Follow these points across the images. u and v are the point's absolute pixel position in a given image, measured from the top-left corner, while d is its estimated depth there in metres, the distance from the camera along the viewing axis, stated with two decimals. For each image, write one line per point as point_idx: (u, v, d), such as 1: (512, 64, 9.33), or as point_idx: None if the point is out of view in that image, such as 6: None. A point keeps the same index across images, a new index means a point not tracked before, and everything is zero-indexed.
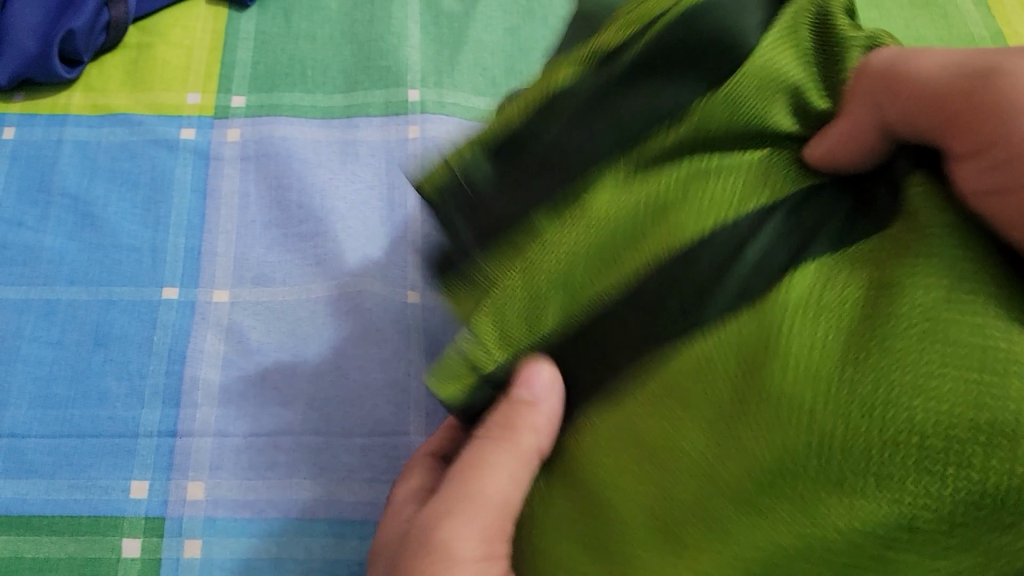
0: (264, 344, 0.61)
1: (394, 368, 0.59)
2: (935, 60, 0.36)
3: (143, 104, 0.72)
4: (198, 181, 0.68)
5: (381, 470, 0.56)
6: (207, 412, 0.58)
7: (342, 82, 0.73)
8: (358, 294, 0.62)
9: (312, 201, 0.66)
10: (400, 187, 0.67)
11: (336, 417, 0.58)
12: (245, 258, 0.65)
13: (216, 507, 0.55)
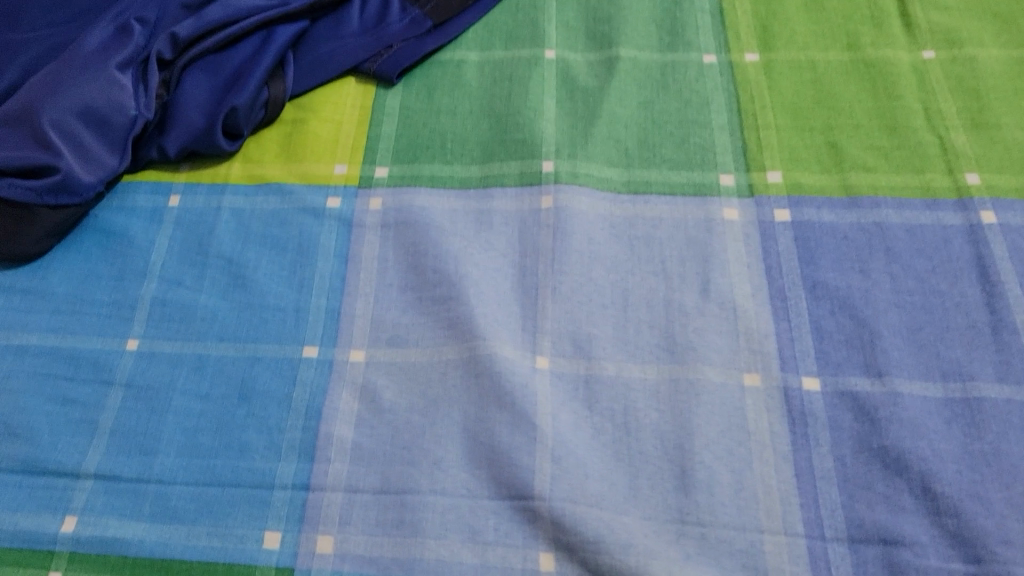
0: (396, 404, 0.62)
1: (520, 430, 0.58)
2: None
3: (295, 175, 0.77)
4: (342, 247, 0.71)
5: (506, 533, 0.55)
6: (339, 467, 0.60)
7: (480, 154, 0.75)
8: (489, 356, 0.61)
9: (446, 265, 0.68)
10: (532, 253, 0.68)
11: (462, 478, 0.58)
12: (382, 320, 0.67)
13: (344, 561, 0.56)
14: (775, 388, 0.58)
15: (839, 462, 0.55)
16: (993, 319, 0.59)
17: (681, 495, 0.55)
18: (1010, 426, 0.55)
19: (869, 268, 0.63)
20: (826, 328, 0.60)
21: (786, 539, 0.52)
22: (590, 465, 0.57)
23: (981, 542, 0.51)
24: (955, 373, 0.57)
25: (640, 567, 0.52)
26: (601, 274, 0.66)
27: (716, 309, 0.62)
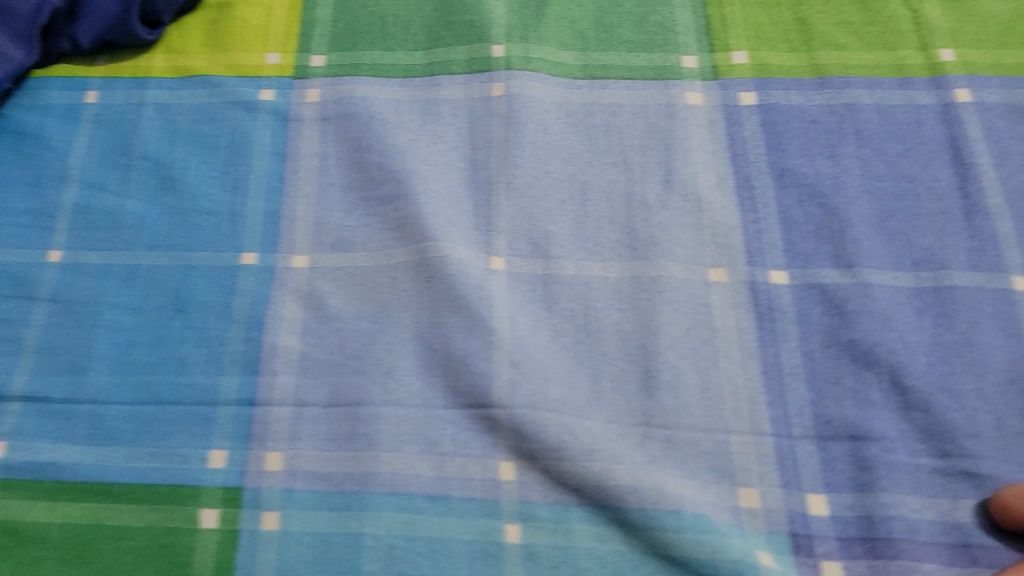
0: (344, 311, 0.58)
1: (476, 336, 0.55)
2: None
3: (223, 65, 0.70)
4: (278, 144, 0.66)
5: (463, 443, 0.53)
6: (286, 380, 0.56)
7: (424, 39, 0.69)
8: (441, 258, 0.58)
9: (392, 161, 0.63)
10: (483, 146, 0.63)
11: (416, 387, 0.55)
12: (324, 222, 0.62)
13: (295, 478, 0.53)
14: (741, 283, 0.56)
15: (808, 358, 0.53)
16: (967, 203, 0.56)
17: (645, 397, 0.53)
18: (982, 315, 0.53)
19: (839, 153, 0.60)
20: (794, 218, 0.58)
21: (753, 439, 0.51)
22: (550, 370, 0.54)
23: (950, 437, 0.49)
24: (927, 262, 0.55)
25: (604, 474, 0.50)
26: (558, 167, 0.62)
27: (680, 201, 0.59)
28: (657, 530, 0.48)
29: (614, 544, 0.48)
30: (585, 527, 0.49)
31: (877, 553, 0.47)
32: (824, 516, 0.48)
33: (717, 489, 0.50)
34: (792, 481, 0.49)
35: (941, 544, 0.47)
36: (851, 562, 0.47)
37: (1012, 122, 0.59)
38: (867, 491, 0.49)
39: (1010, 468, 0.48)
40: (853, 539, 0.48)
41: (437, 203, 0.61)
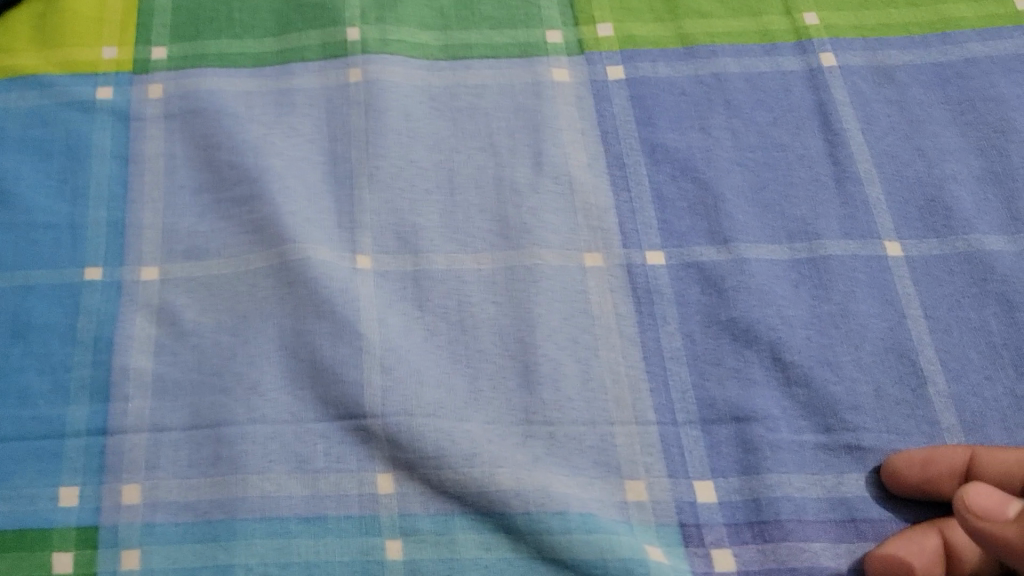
0: (201, 325, 0.54)
1: (344, 342, 0.52)
2: None
3: (53, 63, 0.64)
4: (120, 146, 0.60)
5: (337, 458, 0.49)
6: (140, 405, 0.52)
7: (274, 25, 0.65)
8: (302, 261, 0.54)
9: (245, 159, 0.59)
10: (343, 137, 0.59)
11: (283, 401, 0.51)
12: (174, 228, 0.57)
13: (155, 510, 0.49)
14: (618, 267, 0.54)
15: (688, 339, 0.51)
16: (837, 170, 0.56)
17: (525, 393, 0.50)
18: (857, 283, 0.52)
19: (709, 125, 0.58)
20: (667, 195, 0.56)
21: (638, 428, 0.49)
22: (425, 372, 0.51)
23: (831, 411, 0.49)
24: (802, 233, 0.54)
25: (487, 478, 0.47)
26: (423, 155, 0.58)
27: (551, 184, 0.57)
28: (544, 533, 0.46)
29: (500, 551, 0.46)
30: (469, 536, 0.47)
31: (767, 536, 0.46)
32: (712, 502, 0.47)
33: (603, 483, 0.48)
34: (678, 469, 0.48)
35: (828, 521, 0.47)
36: (741, 547, 0.46)
37: (877, 84, 0.59)
38: (754, 473, 0.48)
39: (891, 437, 0.48)
40: (743, 523, 0.47)
41: (297, 202, 0.57)
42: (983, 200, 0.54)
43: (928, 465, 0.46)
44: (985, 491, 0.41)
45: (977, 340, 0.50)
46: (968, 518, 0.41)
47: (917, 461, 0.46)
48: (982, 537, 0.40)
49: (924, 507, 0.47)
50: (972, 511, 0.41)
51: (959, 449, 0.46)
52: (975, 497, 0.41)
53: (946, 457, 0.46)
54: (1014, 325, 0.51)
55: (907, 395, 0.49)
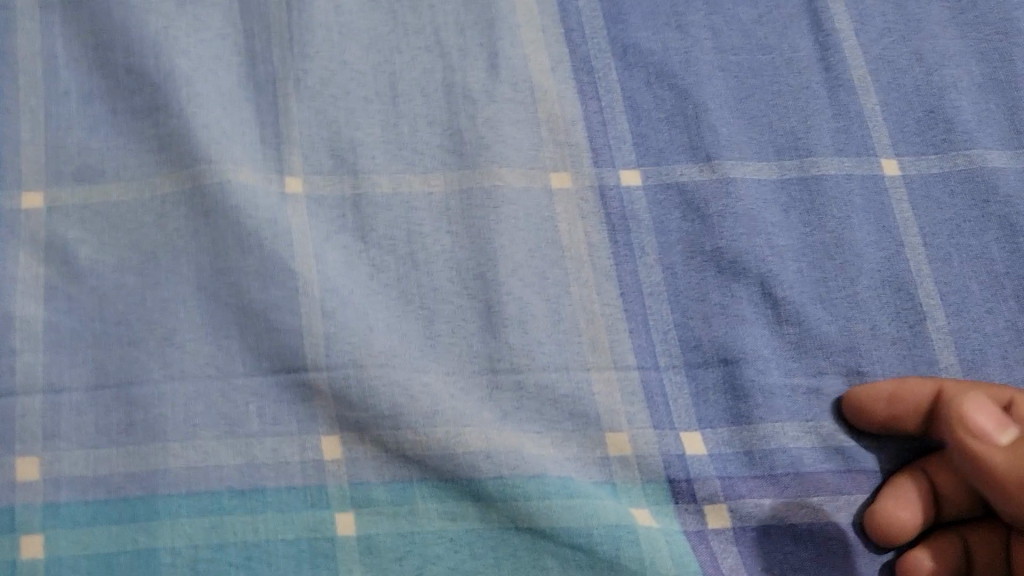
0: (99, 264, 0.45)
1: (276, 282, 0.44)
2: None
3: None
4: None
5: (273, 419, 0.43)
6: (30, 361, 0.43)
7: None
8: (219, 187, 0.46)
9: (142, 60, 0.49)
10: (260, 33, 0.50)
11: (206, 354, 0.43)
12: (59, 145, 0.47)
13: (58, 488, 0.41)
14: (590, 190, 0.47)
15: (669, 272, 0.46)
16: (829, 77, 0.50)
17: (489, 338, 0.44)
18: (852, 208, 0.47)
19: (687, 23, 0.51)
20: (642, 106, 0.49)
21: (618, 375, 0.44)
22: (372, 316, 0.44)
23: (825, 351, 0.44)
24: (791, 150, 0.48)
25: (449, 439, 0.42)
26: (358, 56, 0.50)
27: (510, 91, 0.49)
28: (518, 500, 0.41)
29: (468, 522, 0.41)
30: (432, 505, 0.41)
31: (760, 491, 0.42)
32: (702, 454, 0.43)
33: (581, 439, 0.43)
34: (663, 419, 0.43)
35: (824, 473, 0.43)
36: (734, 504, 0.42)
37: None
38: (744, 423, 0.43)
39: (888, 380, 0.44)
40: (735, 478, 0.42)
41: (209, 112, 0.48)
42: (985, 111, 0.49)
43: (896, 401, 0.42)
44: (985, 408, 0.38)
45: (979, 270, 0.46)
46: (959, 434, 0.37)
47: (882, 398, 0.42)
48: (967, 457, 0.37)
49: (899, 449, 0.43)
50: (966, 427, 0.37)
51: (929, 383, 0.42)
52: (975, 414, 0.37)
53: (913, 393, 0.42)
54: (1017, 252, 0.46)
55: (906, 332, 0.45)
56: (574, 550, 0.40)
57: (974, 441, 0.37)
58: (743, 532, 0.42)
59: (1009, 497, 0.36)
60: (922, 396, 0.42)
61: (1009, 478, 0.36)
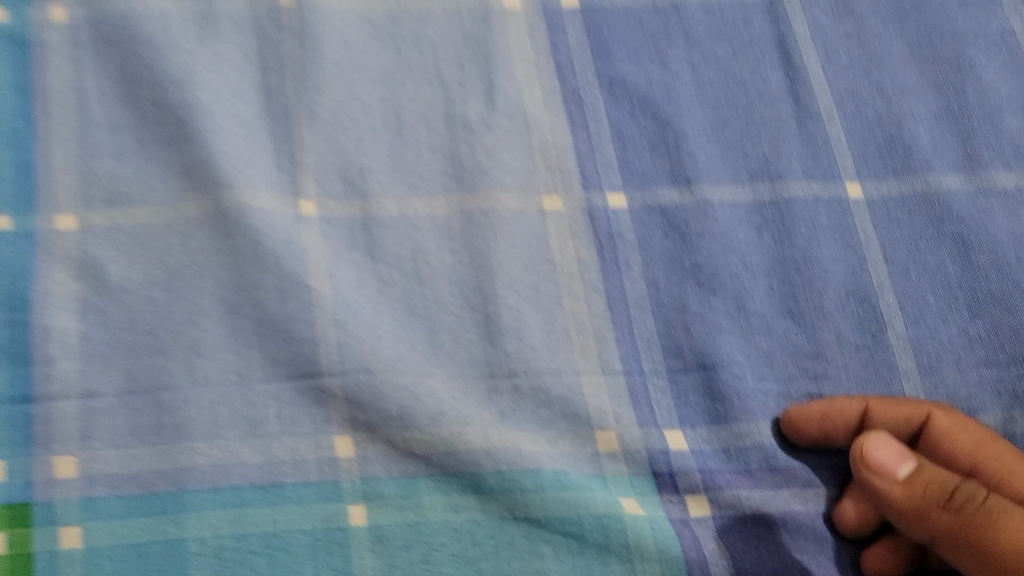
0: (129, 279, 0.49)
1: (292, 296, 0.48)
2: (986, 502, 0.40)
3: None
4: (20, 75, 0.53)
5: (291, 421, 0.46)
6: (67, 369, 0.47)
7: None
8: (240, 209, 0.50)
9: (169, 94, 0.53)
10: (276, 69, 0.54)
11: (228, 362, 0.47)
12: (91, 171, 0.51)
13: (94, 484, 0.45)
14: (580, 211, 0.52)
15: (652, 286, 0.50)
16: (798, 107, 0.54)
17: (488, 347, 0.48)
18: (819, 227, 0.51)
19: (668, 58, 0.56)
20: (627, 135, 0.54)
21: (605, 380, 0.48)
22: (381, 327, 0.48)
23: (795, 358, 0.49)
24: (764, 174, 0.53)
25: (453, 438, 0.46)
26: (366, 89, 0.54)
27: (505, 121, 0.53)
28: (515, 492, 0.45)
29: (469, 512, 0.45)
30: (436, 498, 0.45)
31: (736, 484, 0.46)
32: (683, 450, 0.47)
33: (572, 438, 0.47)
34: (647, 419, 0.47)
35: (795, 466, 0.47)
36: (712, 495, 0.46)
37: (836, 16, 0.57)
38: (722, 422, 0.47)
39: (853, 383, 0.48)
40: (713, 472, 0.46)
41: (229, 142, 0.52)
42: (940, 139, 0.54)
43: (825, 420, 0.46)
44: (883, 442, 0.42)
45: (934, 283, 0.50)
46: (860, 470, 0.42)
47: (815, 416, 0.46)
48: (870, 489, 0.42)
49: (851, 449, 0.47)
50: (866, 463, 0.42)
51: (854, 402, 0.46)
52: (875, 450, 0.42)
53: (843, 410, 0.46)
54: (970, 267, 0.51)
55: (869, 339, 0.49)
56: (567, 537, 0.44)
57: (873, 477, 0.42)
58: (722, 520, 0.45)
59: (908, 522, 0.41)
60: (848, 415, 0.46)
61: (906, 509, 0.41)
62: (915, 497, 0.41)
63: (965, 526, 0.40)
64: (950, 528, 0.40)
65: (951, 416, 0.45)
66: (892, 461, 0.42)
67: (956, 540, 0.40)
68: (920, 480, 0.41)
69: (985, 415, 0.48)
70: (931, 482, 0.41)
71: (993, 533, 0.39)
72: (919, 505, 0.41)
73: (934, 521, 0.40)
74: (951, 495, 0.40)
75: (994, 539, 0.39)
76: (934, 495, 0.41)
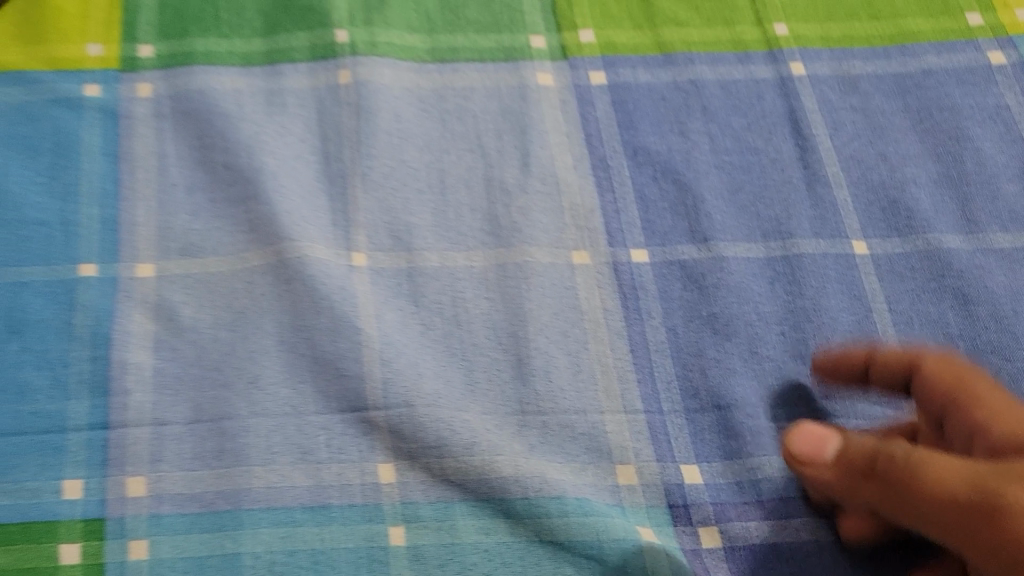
0: (199, 320, 0.55)
1: (343, 336, 0.54)
2: (891, 452, 0.40)
3: (40, 59, 0.62)
4: (110, 143, 0.60)
5: (339, 448, 0.51)
6: (141, 399, 0.52)
7: (262, 26, 0.65)
8: (299, 259, 0.56)
9: (239, 159, 0.60)
10: (334, 138, 0.61)
11: (284, 395, 0.52)
12: (169, 226, 0.58)
13: (161, 502, 0.50)
14: (605, 265, 0.56)
15: (672, 333, 0.54)
16: (807, 173, 0.59)
17: (519, 385, 0.53)
18: (827, 280, 0.56)
19: (688, 129, 0.61)
20: (649, 197, 0.59)
21: (627, 417, 0.52)
22: (422, 365, 0.53)
23: (805, 399, 0.52)
24: (776, 233, 0.57)
25: (485, 466, 0.50)
26: (414, 155, 0.60)
27: (539, 185, 0.59)
28: (542, 517, 0.49)
29: (499, 535, 0.49)
30: (470, 521, 0.49)
31: (748, 514, 0.49)
32: (699, 482, 0.50)
33: (595, 469, 0.51)
34: (665, 453, 0.51)
35: (807, 498, 0.50)
36: (725, 525, 0.49)
37: (843, 93, 0.62)
38: (735, 457, 0.51)
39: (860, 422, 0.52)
40: (727, 503, 0.50)
41: (291, 200, 0.58)
42: (941, 201, 0.58)
43: (836, 365, 0.50)
44: (806, 433, 0.45)
45: (936, 332, 0.54)
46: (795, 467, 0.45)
47: (831, 365, 0.50)
48: (813, 480, 0.44)
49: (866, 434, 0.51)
50: (797, 458, 0.45)
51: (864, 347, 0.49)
52: (800, 445, 0.44)
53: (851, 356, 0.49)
54: (970, 318, 0.54)
55: None
56: (589, 560, 0.48)
57: (804, 464, 0.44)
58: (736, 548, 0.49)
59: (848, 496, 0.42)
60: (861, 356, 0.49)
61: (838, 486, 0.43)
62: (839, 469, 0.42)
63: (882, 488, 0.39)
64: (869, 488, 0.40)
65: (943, 363, 0.45)
66: (813, 444, 0.44)
67: (878, 499, 0.40)
68: (838, 455, 0.42)
69: None
70: (847, 450, 0.42)
71: (902, 480, 0.38)
72: (843, 474, 0.42)
73: (866, 492, 0.41)
74: (859, 458, 0.41)
75: (903, 483, 0.38)
76: (851, 461, 0.41)
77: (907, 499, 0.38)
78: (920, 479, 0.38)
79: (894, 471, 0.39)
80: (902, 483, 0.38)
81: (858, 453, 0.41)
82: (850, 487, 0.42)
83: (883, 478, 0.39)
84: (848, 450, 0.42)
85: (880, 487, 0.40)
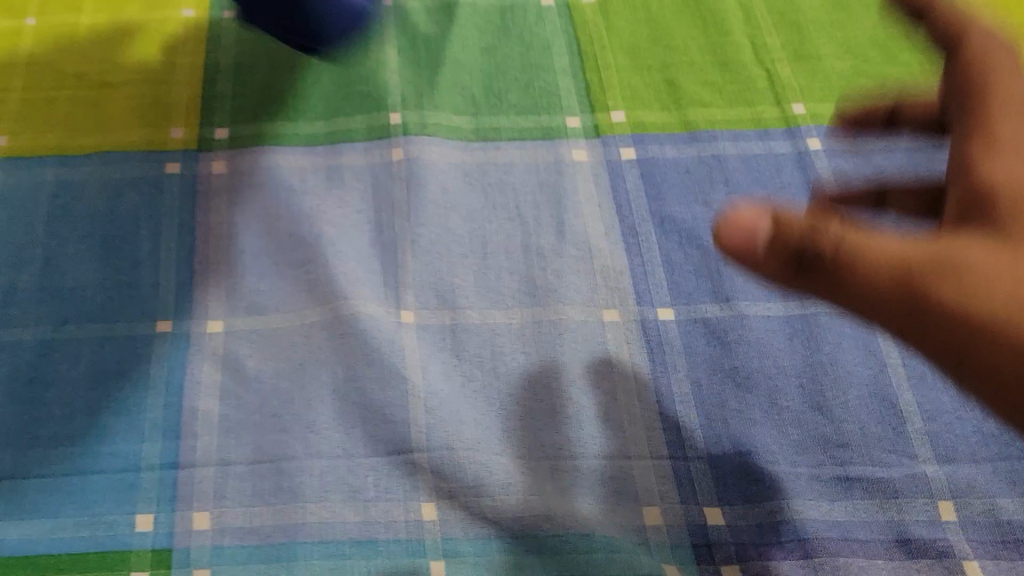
0: (262, 371, 0.60)
1: (392, 385, 0.59)
2: (844, 253, 0.35)
3: (128, 140, 0.70)
4: (187, 214, 0.67)
5: (386, 488, 0.55)
6: (208, 442, 0.58)
7: (324, 110, 0.72)
8: (354, 316, 0.61)
9: (301, 228, 0.66)
10: (387, 208, 0.67)
11: (337, 439, 0.57)
12: (237, 287, 0.64)
13: (223, 535, 0.54)
14: (634, 322, 0.61)
15: (696, 385, 0.58)
16: None
17: (552, 432, 0.57)
18: (843, 336, 0.59)
19: (711, 200, 0.66)
20: (675, 261, 0.63)
21: (653, 462, 0.56)
22: (463, 412, 0.58)
23: (823, 446, 0.55)
24: (794, 293, 0.61)
25: (520, 505, 0.54)
26: (459, 223, 0.66)
27: (573, 250, 0.64)
28: (571, 553, 0.52)
29: (532, 570, 0.52)
30: (505, 556, 0.53)
31: (768, 554, 0.52)
32: (720, 523, 0.53)
33: (623, 510, 0.54)
34: (688, 496, 0.54)
35: (826, 538, 0.53)
36: (746, 564, 0.52)
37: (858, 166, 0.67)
38: (756, 500, 0.54)
39: (875, 469, 0.55)
40: (747, 543, 0.53)
41: (347, 264, 0.64)
42: None
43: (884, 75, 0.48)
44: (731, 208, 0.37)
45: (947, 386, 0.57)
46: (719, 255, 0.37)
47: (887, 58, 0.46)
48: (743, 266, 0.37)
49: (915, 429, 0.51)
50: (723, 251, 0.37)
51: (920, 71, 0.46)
52: (721, 235, 0.36)
53: None
54: None
55: (889, 433, 0.56)
56: None
57: (732, 256, 0.36)
58: None
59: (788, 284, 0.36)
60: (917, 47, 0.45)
61: (776, 276, 0.36)
62: (784, 273, 0.36)
63: (829, 280, 0.35)
64: (814, 281, 0.36)
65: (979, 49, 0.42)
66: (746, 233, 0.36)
67: (824, 286, 0.35)
68: (772, 241, 0.35)
69: (998, 500, 0.53)
70: (778, 240, 0.35)
71: (847, 277, 0.35)
72: (787, 278, 0.36)
73: (808, 284, 0.36)
74: (795, 245, 0.35)
75: (865, 275, 0.35)
76: (793, 268, 0.36)
77: (862, 292, 0.35)
78: (865, 274, 0.35)
79: (842, 270, 0.35)
80: (856, 283, 0.35)
81: (796, 242, 0.35)
82: (787, 278, 0.36)
83: (836, 276, 0.35)
84: (781, 232, 0.35)
85: (827, 282, 0.35)
